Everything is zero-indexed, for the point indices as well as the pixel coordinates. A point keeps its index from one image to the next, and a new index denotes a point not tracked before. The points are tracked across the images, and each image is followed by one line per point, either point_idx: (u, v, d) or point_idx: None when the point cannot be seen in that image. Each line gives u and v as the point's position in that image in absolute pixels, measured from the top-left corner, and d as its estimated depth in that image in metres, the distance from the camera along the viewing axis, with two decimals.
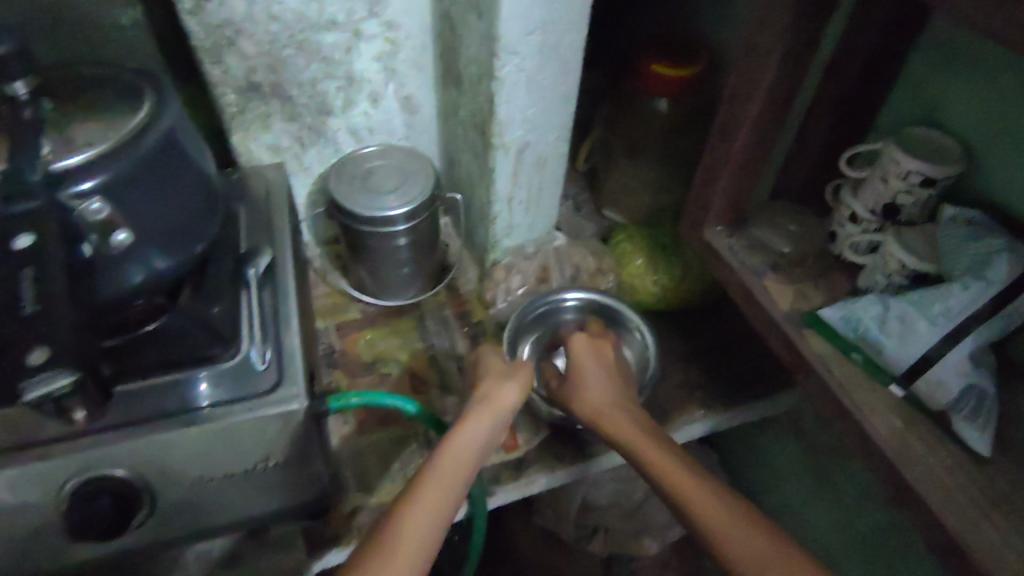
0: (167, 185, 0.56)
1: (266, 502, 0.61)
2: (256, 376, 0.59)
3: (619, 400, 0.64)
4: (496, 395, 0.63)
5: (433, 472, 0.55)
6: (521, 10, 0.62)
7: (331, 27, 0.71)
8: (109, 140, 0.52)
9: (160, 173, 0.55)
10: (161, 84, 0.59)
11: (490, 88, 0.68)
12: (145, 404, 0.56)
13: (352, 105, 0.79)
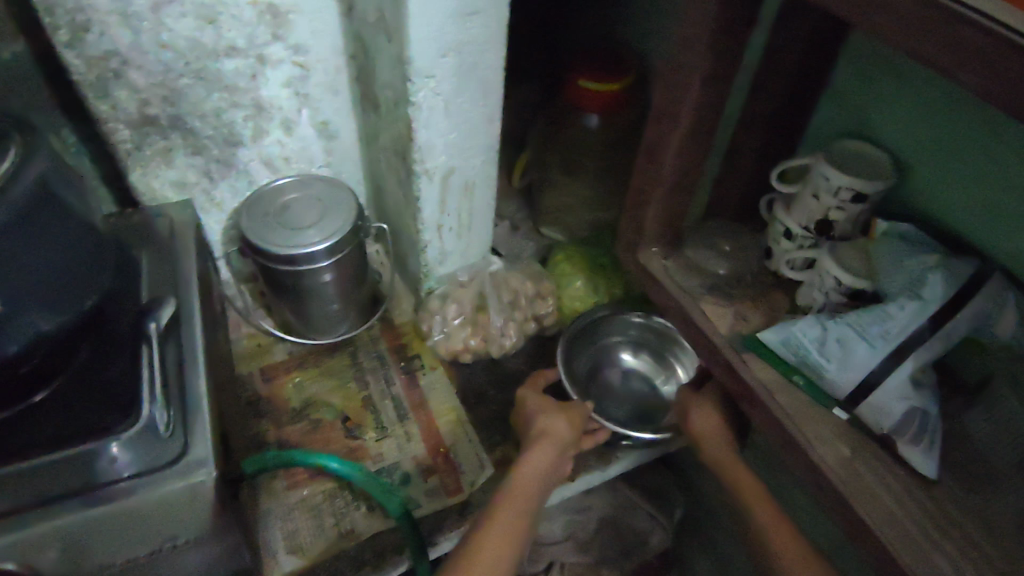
0: (44, 240, 0.50)
1: None
2: (162, 445, 0.53)
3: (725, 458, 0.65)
4: (550, 423, 0.66)
5: (485, 530, 0.54)
6: (432, 31, 0.58)
7: (231, 53, 0.66)
8: None
9: (32, 227, 0.49)
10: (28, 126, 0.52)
11: (407, 113, 0.64)
12: (34, 487, 0.49)
13: (264, 135, 0.74)
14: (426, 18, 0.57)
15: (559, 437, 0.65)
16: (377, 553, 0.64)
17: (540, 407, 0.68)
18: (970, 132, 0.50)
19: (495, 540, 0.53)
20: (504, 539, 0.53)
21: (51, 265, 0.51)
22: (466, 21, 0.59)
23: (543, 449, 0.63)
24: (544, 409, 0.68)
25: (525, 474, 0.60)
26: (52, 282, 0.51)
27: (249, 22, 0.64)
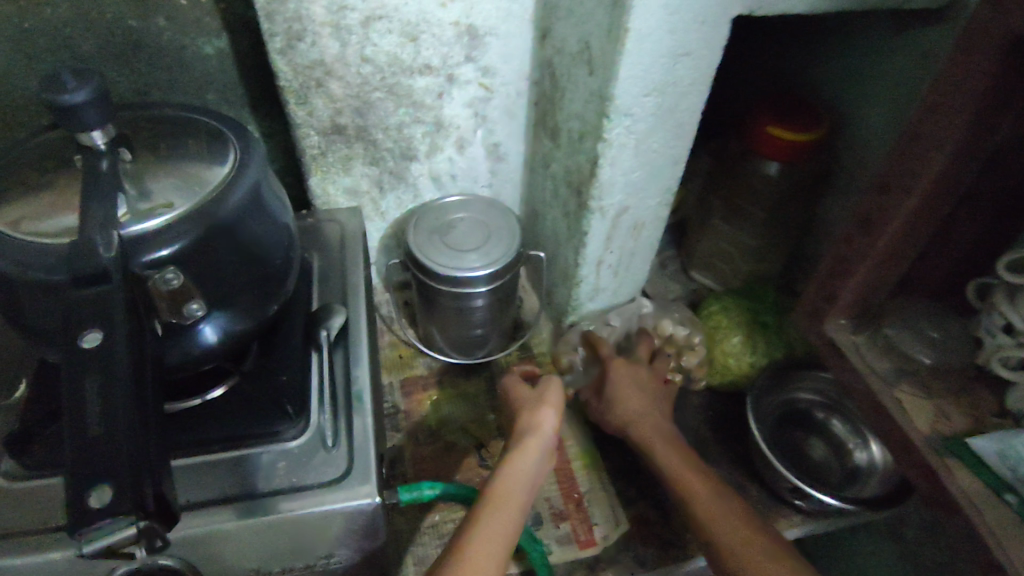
0: (249, 244, 0.51)
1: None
2: (326, 461, 0.53)
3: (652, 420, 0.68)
4: (532, 416, 0.60)
5: (484, 516, 0.50)
6: (642, 70, 0.56)
7: (424, 71, 0.66)
8: (190, 197, 0.47)
9: (243, 231, 0.50)
10: (242, 132, 0.54)
11: (595, 149, 0.62)
12: (228, 480, 0.51)
13: (437, 151, 0.74)
14: (641, 57, 0.55)
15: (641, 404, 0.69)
16: None
17: (527, 400, 0.63)
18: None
19: (494, 520, 0.50)
20: (503, 518, 0.50)
21: (252, 269, 0.52)
22: (680, 62, 0.56)
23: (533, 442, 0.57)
24: (533, 402, 0.63)
25: (516, 461, 0.55)
26: (250, 287, 0.52)
27: (447, 41, 0.64)
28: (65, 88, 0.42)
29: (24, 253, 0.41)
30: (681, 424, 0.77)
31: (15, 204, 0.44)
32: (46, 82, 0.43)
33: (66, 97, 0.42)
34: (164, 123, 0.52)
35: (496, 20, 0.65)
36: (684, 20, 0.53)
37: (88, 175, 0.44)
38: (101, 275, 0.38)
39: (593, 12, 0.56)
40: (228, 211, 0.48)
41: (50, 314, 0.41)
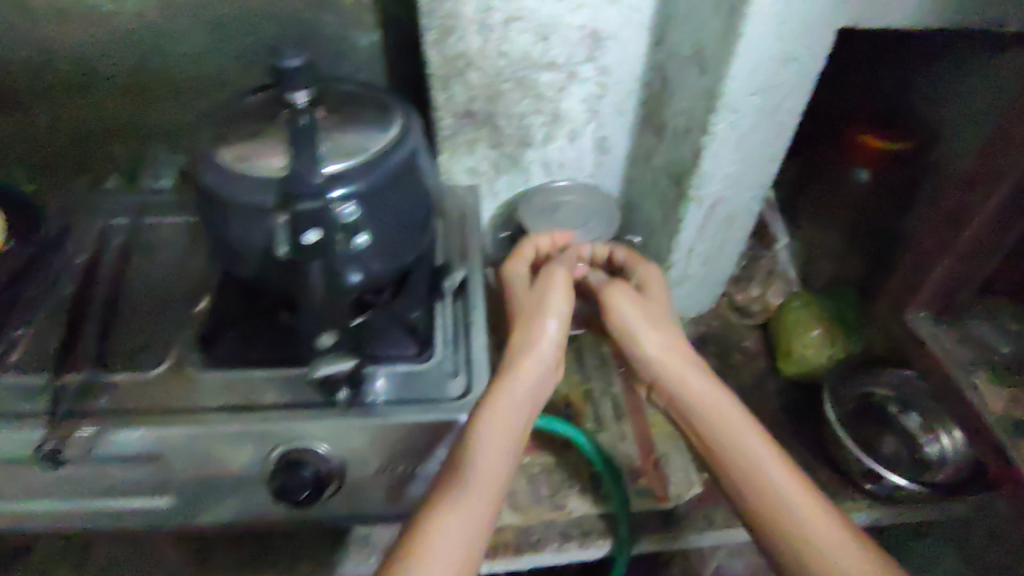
0: (412, 195, 0.62)
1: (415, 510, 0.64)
2: (445, 381, 0.62)
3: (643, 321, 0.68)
4: (535, 328, 0.69)
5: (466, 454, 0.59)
6: (750, 70, 0.63)
7: (550, 67, 0.76)
8: (371, 148, 0.57)
9: (403, 187, 0.59)
10: (409, 108, 0.65)
11: (700, 141, 0.69)
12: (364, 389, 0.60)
13: (551, 140, 0.83)
14: (750, 58, 0.62)
15: (650, 331, 0.67)
16: (586, 531, 0.70)
17: (531, 303, 0.72)
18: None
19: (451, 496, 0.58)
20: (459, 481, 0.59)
21: (407, 219, 0.61)
22: (784, 65, 0.64)
23: (532, 357, 0.67)
24: (533, 305, 0.71)
25: (500, 404, 0.63)
26: (404, 237, 0.61)
27: (573, 42, 0.74)
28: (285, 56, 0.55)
29: (233, 182, 0.53)
30: (756, 408, 0.81)
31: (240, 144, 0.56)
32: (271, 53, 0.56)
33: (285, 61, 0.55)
34: (349, 94, 0.63)
35: (618, 25, 0.73)
36: (793, 28, 0.60)
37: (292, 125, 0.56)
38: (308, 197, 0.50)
39: (708, 18, 0.64)
40: (396, 165, 0.58)
41: (255, 228, 0.53)
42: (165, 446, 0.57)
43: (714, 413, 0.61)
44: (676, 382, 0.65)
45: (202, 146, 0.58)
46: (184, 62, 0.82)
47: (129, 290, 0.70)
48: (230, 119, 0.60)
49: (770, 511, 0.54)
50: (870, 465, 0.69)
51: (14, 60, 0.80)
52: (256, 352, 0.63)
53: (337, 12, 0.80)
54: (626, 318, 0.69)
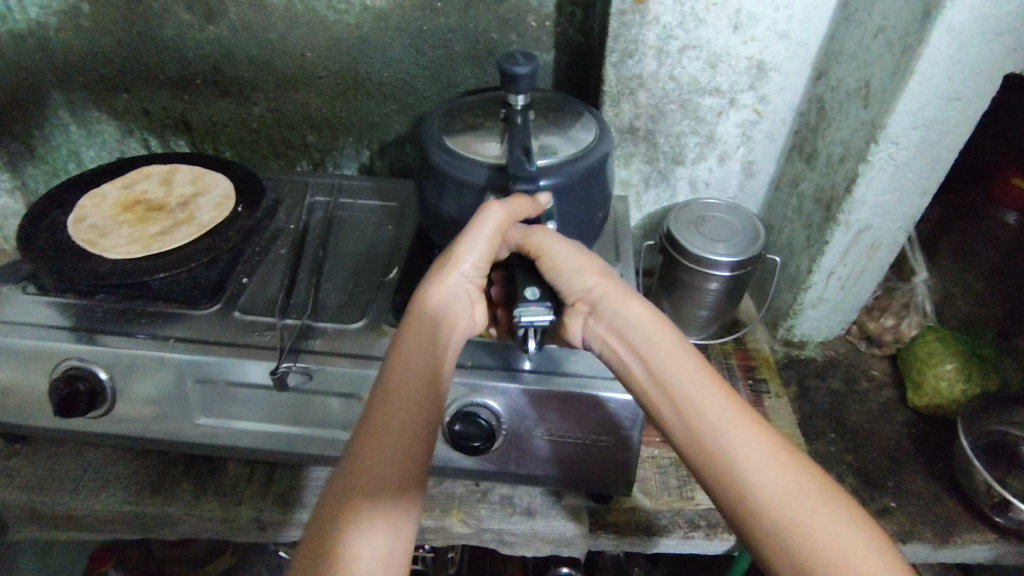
0: (600, 194, 0.69)
1: (561, 474, 0.71)
2: (574, 355, 0.69)
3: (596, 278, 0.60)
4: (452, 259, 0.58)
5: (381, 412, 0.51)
6: (916, 106, 0.68)
7: (713, 93, 0.83)
8: (570, 149, 0.66)
9: (591, 188, 0.67)
10: (602, 119, 0.73)
11: (856, 169, 0.74)
12: (540, 360, 0.68)
13: (702, 160, 0.90)
14: (918, 95, 0.67)
15: (583, 270, 0.60)
16: (712, 522, 0.74)
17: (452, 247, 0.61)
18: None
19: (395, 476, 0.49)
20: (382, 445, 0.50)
21: (588, 216, 0.68)
22: (950, 104, 0.68)
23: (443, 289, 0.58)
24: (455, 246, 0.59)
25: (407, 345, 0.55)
26: (581, 229, 0.68)
27: (738, 71, 0.81)
28: (518, 62, 0.65)
29: (456, 158, 0.64)
30: (884, 434, 0.83)
31: (463, 135, 0.68)
32: (506, 57, 0.66)
33: (516, 67, 0.64)
34: (560, 105, 0.73)
35: (783, 59, 0.80)
36: (964, 70, 0.65)
37: (511, 122, 0.67)
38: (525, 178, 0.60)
39: (878, 56, 0.70)
40: (591, 165, 0.66)
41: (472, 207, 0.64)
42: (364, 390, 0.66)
43: (690, 390, 0.54)
44: (612, 309, 0.59)
45: (428, 135, 0.69)
46: (383, 69, 0.95)
47: (330, 257, 0.81)
48: (451, 115, 0.71)
49: (741, 476, 0.50)
50: (1005, 495, 0.70)
51: (247, 58, 0.95)
52: None
53: (522, 35, 0.91)
54: (560, 257, 0.60)
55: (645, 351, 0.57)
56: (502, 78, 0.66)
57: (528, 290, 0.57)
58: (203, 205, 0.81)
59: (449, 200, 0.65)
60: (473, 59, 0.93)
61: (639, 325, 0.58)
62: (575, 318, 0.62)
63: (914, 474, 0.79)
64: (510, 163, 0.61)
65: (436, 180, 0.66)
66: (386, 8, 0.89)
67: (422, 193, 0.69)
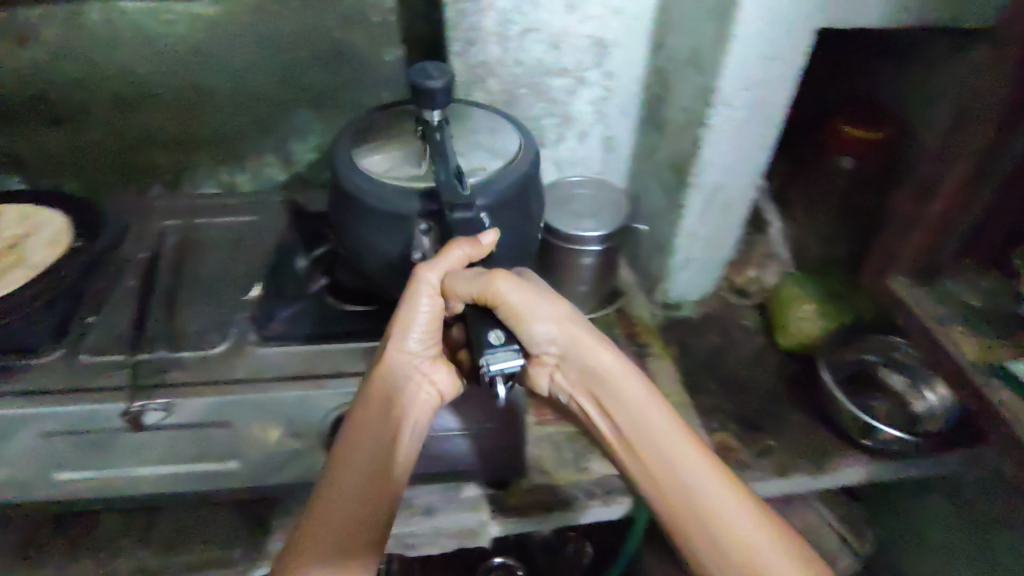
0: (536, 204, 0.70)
1: (454, 463, 0.72)
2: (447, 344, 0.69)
3: (561, 331, 0.60)
4: (403, 324, 0.60)
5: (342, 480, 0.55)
6: (741, 69, 0.72)
7: (560, 73, 0.84)
8: (496, 163, 0.67)
9: (524, 200, 0.67)
10: (520, 123, 0.74)
11: (699, 134, 0.78)
12: None
13: (561, 140, 0.92)
14: (741, 57, 0.70)
15: (550, 321, 0.60)
16: (608, 489, 0.76)
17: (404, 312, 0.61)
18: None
19: (346, 510, 0.54)
20: (342, 512, 0.54)
21: (523, 229, 0.68)
22: (771, 64, 0.72)
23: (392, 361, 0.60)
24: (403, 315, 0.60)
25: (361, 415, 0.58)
26: (519, 240, 0.68)
27: (581, 50, 0.83)
28: (432, 78, 0.60)
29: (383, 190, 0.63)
30: (760, 379, 0.88)
31: (387, 158, 0.69)
32: (417, 72, 0.61)
33: (432, 82, 0.60)
34: (476, 120, 0.73)
35: (621, 34, 0.82)
36: (777, 30, 0.69)
37: (433, 140, 0.64)
38: (463, 206, 0.59)
39: (702, 24, 0.73)
40: (522, 178, 0.66)
41: (404, 234, 0.63)
42: (254, 416, 0.64)
43: (661, 434, 0.58)
44: (580, 360, 0.61)
45: (342, 163, 0.68)
46: (227, 79, 0.90)
47: (187, 282, 0.77)
48: (366, 137, 0.71)
49: (701, 517, 0.54)
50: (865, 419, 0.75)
51: (72, 80, 0.88)
52: (309, 330, 0.71)
53: (367, 32, 0.89)
54: (518, 307, 0.56)
55: (617, 401, 0.60)
56: (414, 94, 0.62)
57: (493, 333, 0.54)
58: (35, 246, 0.75)
59: (371, 228, 0.64)
60: (321, 61, 0.91)
61: (609, 374, 0.61)
62: (542, 367, 0.64)
63: (790, 412, 0.84)
64: (443, 189, 0.60)
65: (364, 212, 0.64)
66: (219, 15, 0.84)
67: (339, 217, 0.68)
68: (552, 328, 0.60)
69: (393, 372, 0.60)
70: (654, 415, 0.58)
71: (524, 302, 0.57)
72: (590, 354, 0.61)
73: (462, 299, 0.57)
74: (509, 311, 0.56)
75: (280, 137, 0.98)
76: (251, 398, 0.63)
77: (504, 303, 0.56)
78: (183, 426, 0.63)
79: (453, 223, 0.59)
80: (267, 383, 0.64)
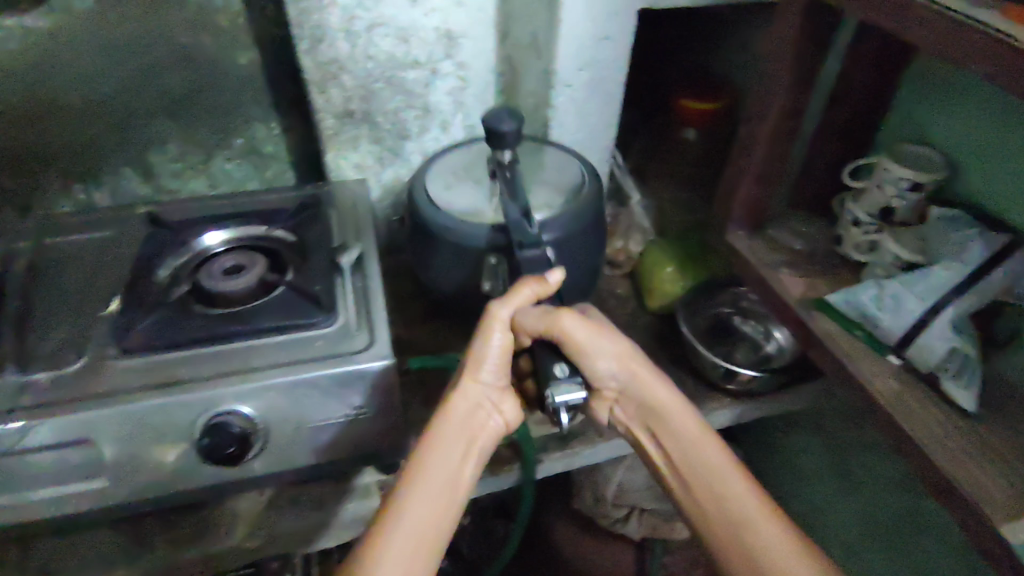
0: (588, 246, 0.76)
1: (337, 455, 0.73)
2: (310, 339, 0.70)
3: (624, 369, 0.65)
4: (477, 356, 0.63)
5: (406, 505, 0.55)
6: (573, 49, 0.76)
7: (414, 65, 0.87)
8: (560, 204, 0.73)
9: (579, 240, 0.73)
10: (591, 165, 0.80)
11: (546, 114, 0.82)
12: (287, 351, 0.69)
13: (425, 131, 0.94)
14: (571, 38, 0.75)
15: (606, 357, 0.64)
16: (495, 459, 0.79)
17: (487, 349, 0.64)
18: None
19: (404, 540, 0.54)
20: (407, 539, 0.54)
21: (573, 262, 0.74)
22: (600, 44, 0.77)
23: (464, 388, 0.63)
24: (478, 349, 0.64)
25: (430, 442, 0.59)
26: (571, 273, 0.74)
27: (430, 42, 0.85)
28: (503, 122, 0.69)
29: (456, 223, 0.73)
30: (634, 341, 0.94)
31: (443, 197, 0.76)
32: (492, 118, 0.70)
33: (503, 126, 0.69)
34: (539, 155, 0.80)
35: (467, 25, 0.86)
36: (601, 12, 0.74)
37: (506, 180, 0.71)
38: (530, 242, 0.66)
39: (536, 10, 0.77)
40: (587, 218, 0.73)
41: (470, 265, 0.73)
42: (139, 437, 0.64)
43: (698, 460, 0.62)
44: (638, 394, 0.66)
45: (419, 201, 0.77)
46: (71, 93, 0.87)
47: (39, 304, 0.74)
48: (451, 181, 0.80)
49: (740, 537, 0.57)
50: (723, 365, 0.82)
51: None
52: (173, 336, 0.69)
53: (217, 37, 0.88)
54: (583, 344, 0.62)
55: (660, 430, 0.65)
56: (487, 136, 0.71)
57: (557, 366, 0.59)
58: None
59: (443, 260, 0.75)
60: (173, 68, 0.89)
61: (651, 402, 0.65)
62: (603, 402, 0.69)
63: (662, 368, 0.90)
64: (514, 226, 0.66)
65: (438, 243, 0.74)
66: (52, 26, 0.81)
67: (421, 254, 0.78)
68: (610, 365, 0.65)
69: (466, 401, 0.63)
70: (694, 442, 0.62)
71: (583, 340, 0.62)
72: (645, 389, 0.65)
73: (532, 333, 0.62)
74: (571, 347, 0.62)
75: (138, 149, 0.95)
76: (111, 410, 0.61)
77: (570, 340, 0.62)
78: (65, 446, 0.62)
79: (526, 259, 0.65)
80: (127, 394, 0.63)
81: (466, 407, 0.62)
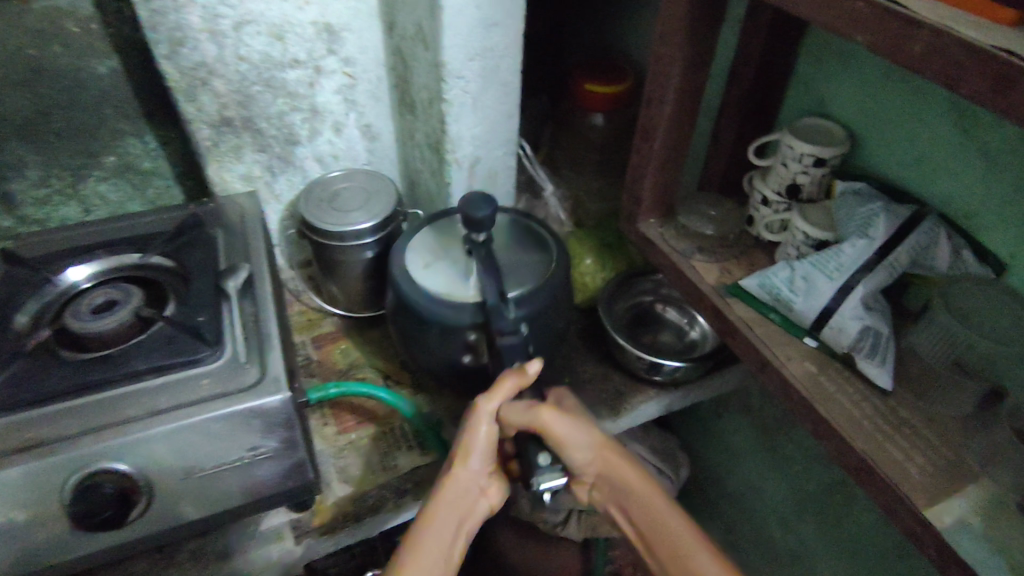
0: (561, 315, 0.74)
1: (236, 508, 0.64)
2: (193, 379, 0.63)
3: (600, 458, 0.61)
4: (465, 446, 0.61)
5: None
6: (460, 38, 0.71)
7: (294, 64, 0.80)
8: (534, 282, 0.71)
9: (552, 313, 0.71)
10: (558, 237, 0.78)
11: (441, 110, 0.77)
12: (169, 394, 0.62)
13: (316, 134, 0.87)
14: (457, 27, 0.69)
15: (583, 448, 0.60)
16: (416, 481, 0.75)
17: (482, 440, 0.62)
18: (934, 104, 0.60)
19: None
20: None
21: (546, 336, 0.72)
22: (489, 31, 0.72)
23: (456, 477, 0.61)
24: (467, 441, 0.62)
25: (416, 542, 0.56)
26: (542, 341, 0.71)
27: (309, 39, 0.79)
28: (480, 208, 0.65)
29: (434, 300, 0.68)
30: None
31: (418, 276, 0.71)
32: (468, 202, 0.65)
33: (480, 212, 0.64)
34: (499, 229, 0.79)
35: (348, 17, 0.79)
36: None
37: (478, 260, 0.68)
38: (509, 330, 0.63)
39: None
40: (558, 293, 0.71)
41: (449, 343, 0.68)
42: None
43: (681, 552, 0.55)
44: (614, 483, 0.60)
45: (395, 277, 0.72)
46: None
47: None
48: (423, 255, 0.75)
49: None
50: (648, 357, 0.79)
51: None
52: (30, 391, 0.61)
53: (66, 46, 0.79)
54: (565, 436, 0.59)
55: (639, 520, 0.59)
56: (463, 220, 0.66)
57: (542, 455, 0.56)
58: None
59: (423, 341, 0.70)
60: (16, 85, 0.78)
61: (629, 489, 0.60)
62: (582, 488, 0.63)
63: (586, 365, 0.87)
64: (492, 312, 0.64)
65: (415, 318, 0.70)
66: None
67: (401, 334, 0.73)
68: (586, 453, 0.61)
69: (456, 494, 0.60)
70: (673, 533, 0.56)
71: (564, 431, 0.59)
72: (622, 477, 0.60)
73: (516, 426, 0.59)
74: (553, 441, 0.59)
75: None
76: None
77: (552, 433, 0.59)
78: None
79: (505, 348, 0.62)
80: None
81: (456, 495, 0.60)
